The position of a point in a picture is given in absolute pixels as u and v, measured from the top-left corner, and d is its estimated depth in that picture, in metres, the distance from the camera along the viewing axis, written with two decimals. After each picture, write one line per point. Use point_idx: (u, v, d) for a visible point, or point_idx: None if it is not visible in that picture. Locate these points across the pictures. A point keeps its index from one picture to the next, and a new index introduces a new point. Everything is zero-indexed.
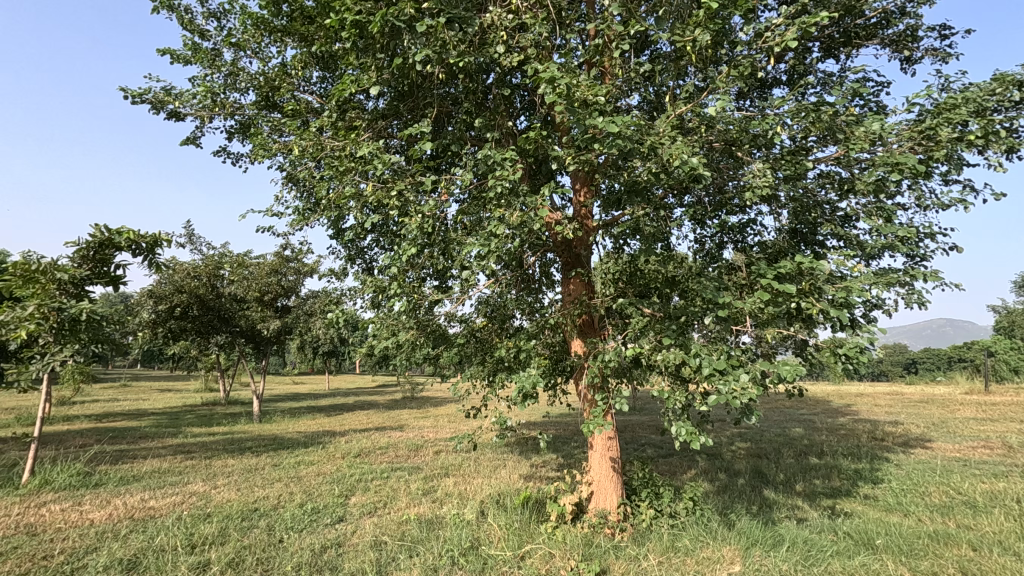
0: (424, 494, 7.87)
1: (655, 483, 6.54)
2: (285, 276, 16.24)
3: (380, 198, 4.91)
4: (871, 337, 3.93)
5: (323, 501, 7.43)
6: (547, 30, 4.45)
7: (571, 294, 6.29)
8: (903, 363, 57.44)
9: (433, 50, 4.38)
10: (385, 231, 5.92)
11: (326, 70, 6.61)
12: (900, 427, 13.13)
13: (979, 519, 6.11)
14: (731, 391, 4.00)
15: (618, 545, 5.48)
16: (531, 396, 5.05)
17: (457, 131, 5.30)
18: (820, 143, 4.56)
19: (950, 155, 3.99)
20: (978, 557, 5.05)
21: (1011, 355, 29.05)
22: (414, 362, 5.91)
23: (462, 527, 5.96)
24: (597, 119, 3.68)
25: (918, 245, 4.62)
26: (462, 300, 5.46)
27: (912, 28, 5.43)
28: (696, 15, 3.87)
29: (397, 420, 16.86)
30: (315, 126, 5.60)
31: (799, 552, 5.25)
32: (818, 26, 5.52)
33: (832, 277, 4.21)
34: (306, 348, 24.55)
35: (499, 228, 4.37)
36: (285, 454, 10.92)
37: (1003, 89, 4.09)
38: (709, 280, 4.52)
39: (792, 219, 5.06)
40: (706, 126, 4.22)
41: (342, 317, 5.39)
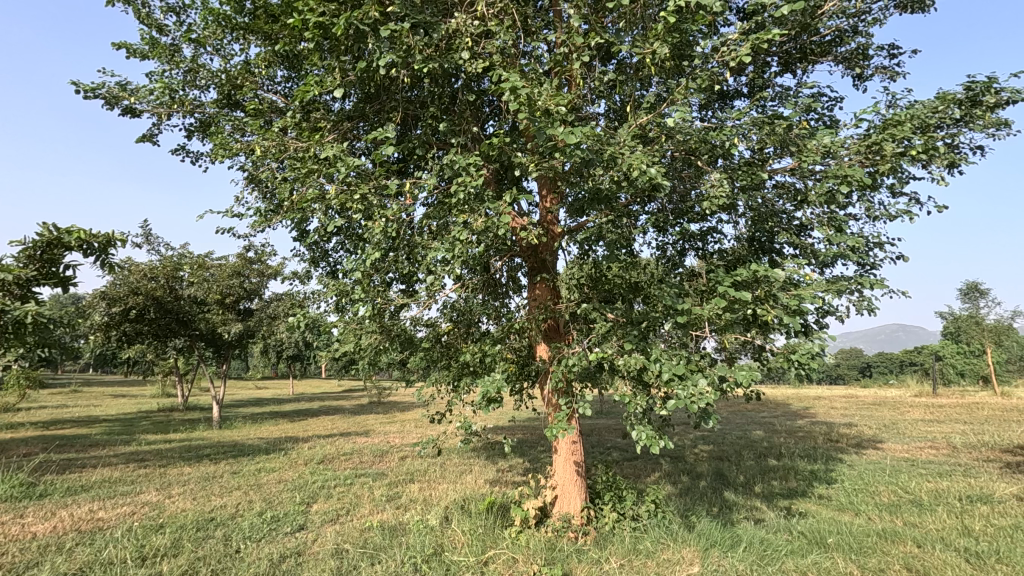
0: (388, 500, 7.77)
1: (618, 486, 6.62)
2: (248, 279, 15.86)
3: (344, 201, 4.86)
4: (822, 342, 4.10)
5: (283, 509, 7.26)
6: (512, 38, 4.49)
7: (537, 298, 6.31)
8: (859, 367, 59.75)
9: (397, 55, 4.37)
10: (349, 233, 5.84)
11: (291, 70, 6.50)
12: (854, 428, 13.67)
13: (924, 516, 6.40)
14: (690, 395, 4.09)
15: (580, 549, 5.52)
16: (495, 400, 5.06)
17: (423, 135, 5.29)
18: (776, 154, 4.71)
19: (896, 168, 4.19)
20: (922, 553, 5.27)
21: (958, 359, 30.49)
22: (377, 367, 5.84)
23: (426, 533, 5.92)
24: (558, 129, 3.74)
25: (868, 254, 4.83)
26: (427, 303, 5.44)
27: (863, 46, 5.70)
28: (657, 28, 3.97)
29: (363, 425, 16.64)
30: (279, 127, 5.51)
31: (755, 552, 5.39)
32: (776, 42, 5.73)
33: (786, 284, 4.36)
34: (270, 352, 24.05)
35: (463, 234, 4.38)
36: (245, 461, 10.62)
37: (943, 108, 4.32)
38: (670, 286, 4.62)
39: (751, 227, 5.21)
40: (666, 136, 4.33)
41: (303, 321, 5.30)
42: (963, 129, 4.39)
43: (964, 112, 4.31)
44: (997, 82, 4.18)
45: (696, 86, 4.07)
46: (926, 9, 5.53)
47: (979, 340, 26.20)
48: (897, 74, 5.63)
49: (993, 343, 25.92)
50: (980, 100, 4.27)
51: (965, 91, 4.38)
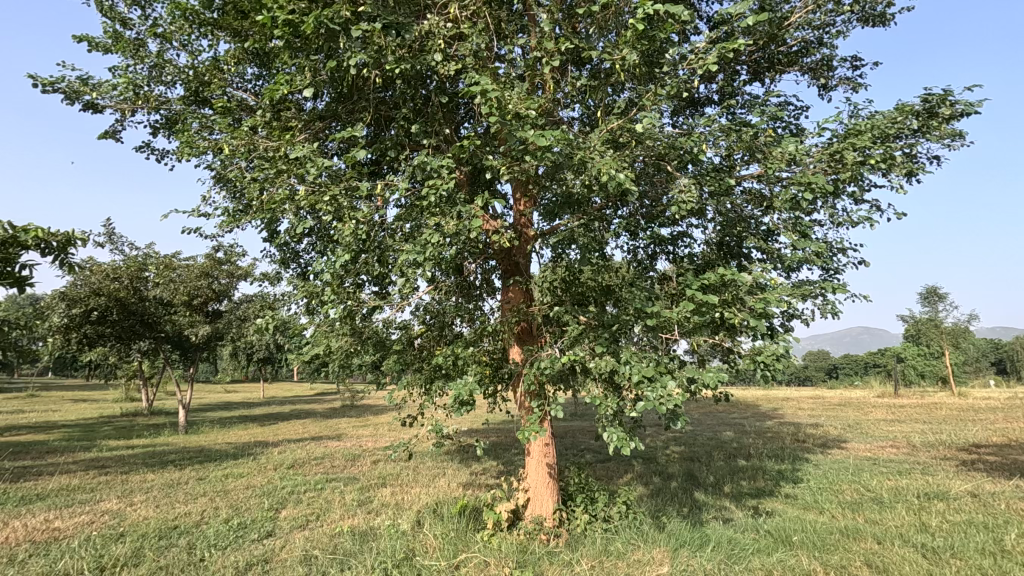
0: (359, 505, 7.67)
1: (590, 488, 6.67)
2: (217, 280, 15.48)
3: (313, 202, 4.78)
4: (787, 345, 4.20)
5: (250, 515, 7.10)
6: (484, 41, 4.49)
7: (510, 301, 6.30)
8: (826, 368, 61.38)
9: (369, 55, 4.33)
10: (320, 235, 5.75)
11: (261, 68, 6.38)
12: (820, 428, 14.03)
13: (885, 514, 6.60)
14: (658, 397, 4.15)
15: (552, 551, 5.54)
16: (468, 404, 5.04)
17: (396, 136, 5.25)
18: (743, 161, 4.82)
19: (857, 176, 4.32)
20: (882, 549, 5.43)
21: (918, 361, 31.58)
22: (348, 370, 5.76)
23: (397, 538, 5.86)
24: (529, 132, 3.75)
25: (832, 259, 4.98)
26: (399, 306, 5.39)
27: (828, 58, 5.88)
28: (626, 35, 4.02)
29: (336, 429, 16.40)
30: (247, 125, 5.41)
31: (723, 551, 5.49)
32: (745, 51, 5.88)
33: (753, 288, 4.45)
34: (240, 355, 23.54)
35: (435, 236, 4.37)
36: (212, 467, 10.35)
37: (902, 118, 4.49)
38: (640, 290, 4.67)
39: (720, 232, 5.30)
40: (636, 142, 4.39)
41: (272, 324, 5.20)
42: (920, 139, 4.57)
43: (921, 123, 4.48)
44: (952, 94, 4.36)
45: (666, 93, 4.14)
46: (886, 23, 5.73)
47: (938, 343, 27.16)
48: (859, 85, 5.82)
49: (951, 345, 26.91)
50: (936, 112, 4.45)
51: (922, 103, 4.55)
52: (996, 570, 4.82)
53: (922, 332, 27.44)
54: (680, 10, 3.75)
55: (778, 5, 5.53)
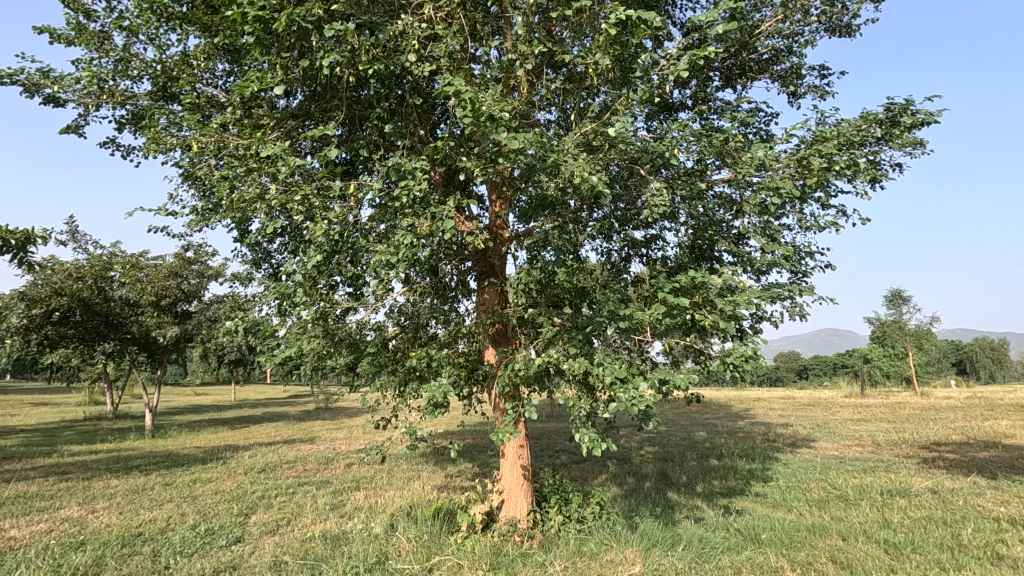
0: (332, 509, 7.56)
1: (564, 489, 6.69)
2: (186, 280, 15.11)
3: (284, 202, 4.71)
4: (755, 347, 4.28)
5: (218, 521, 6.93)
6: (459, 42, 4.49)
7: (485, 302, 6.27)
8: (796, 369, 62.79)
9: (341, 54, 4.29)
10: (292, 235, 5.67)
11: (232, 64, 6.26)
12: (789, 428, 14.34)
13: (850, 511, 6.77)
14: (630, 398, 4.19)
15: (525, 553, 5.54)
16: (441, 406, 5.02)
17: (370, 136, 5.20)
18: (715, 166, 4.89)
19: (823, 182, 4.43)
20: (846, 546, 5.58)
21: (884, 362, 32.53)
22: (320, 372, 5.69)
23: (370, 542, 5.79)
24: (502, 134, 3.76)
25: (800, 262, 5.10)
26: (374, 307, 5.35)
27: (797, 66, 6.03)
28: (599, 40, 4.05)
29: (309, 432, 16.14)
30: (217, 122, 5.30)
31: (694, 550, 5.57)
32: (717, 58, 5.99)
33: (723, 291, 4.53)
34: (210, 356, 23.00)
35: (408, 237, 4.34)
36: (179, 472, 10.09)
37: (866, 126, 4.63)
38: (614, 291, 4.71)
39: (692, 236, 5.38)
40: (609, 145, 4.43)
41: (242, 325, 5.10)
42: (884, 147, 4.72)
43: (884, 131, 4.63)
44: (913, 104, 4.51)
45: (638, 98, 4.19)
46: (852, 34, 5.90)
47: (902, 344, 28.02)
48: (827, 93, 6.00)
49: (914, 346, 27.78)
50: (899, 121, 4.60)
51: (886, 112, 4.69)
52: (953, 564, 4.99)
53: (887, 334, 28.28)
54: (651, 16, 3.80)
55: (749, 13, 5.66)
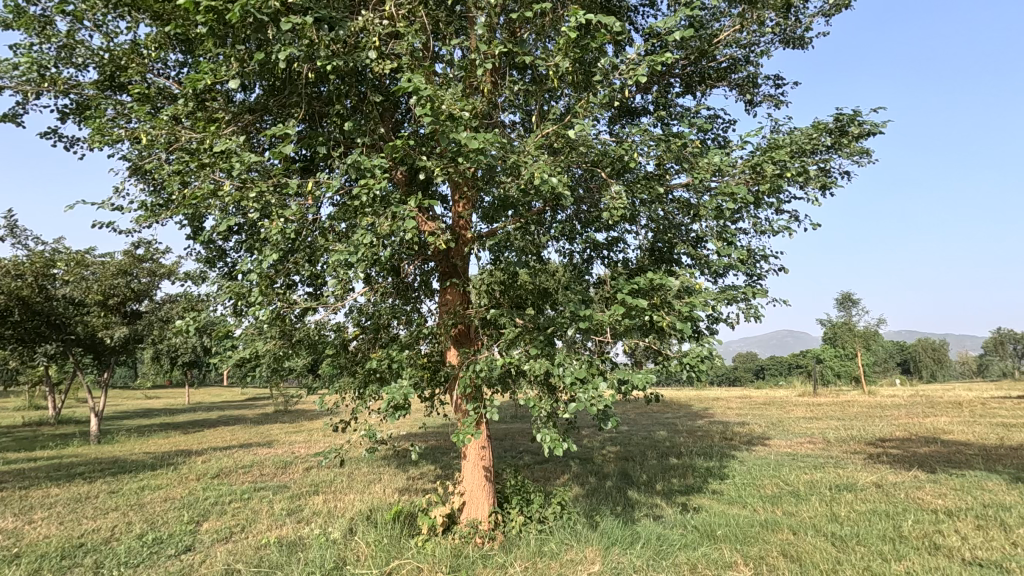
0: (288, 514, 7.37)
1: (526, 490, 6.70)
2: (136, 279, 14.48)
3: (238, 199, 4.56)
4: (711, 347, 4.39)
5: (167, 529, 6.66)
6: (420, 40, 4.44)
7: (448, 303, 6.22)
8: (754, 369, 64.72)
9: (299, 48, 4.19)
10: (248, 233, 5.49)
11: (185, 55, 6.03)
12: (746, 426, 14.76)
13: (800, 506, 7.01)
14: (590, 398, 4.22)
15: (486, 554, 5.51)
16: (401, 407, 4.95)
17: (329, 133, 5.09)
18: (674, 170, 4.99)
19: (776, 188, 4.58)
20: (796, 540, 5.77)
21: (835, 362, 33.87)
22: (277, 374, 5.53)
23: (328, 547, 5.66)
24: (462, 134, 3.74)
25: (754, 265, 5.27)
26: (334, 308, 5.24)
27: (753, 75, 6.22)
28: (560, 43, 4.08)
29: (266, 436, 15.71)
30: (168, 115, 5.09)
31: (652, 547, 5.66)
32: (678, 64, 6.13)
33: (681, 292, 4.62)
34: (162, 358, 22.09)
35: (367, 236, 4.26)
36: (126, 479, 9.65)
37: (817, 135, 4.81)
38: (575, 293, 4.75)
39: (652, 238, 5.47)
40: (570, 148, 4.46)
41: (194, 326, 4.92)
42: (833, 155, 4.92)
43: (833, 140, 4.83)
44: (860, 115, 4.73)
45: (599, 101, 4.24)
46: (805, 46, 6.12)
47: (852, 345, 29.21)
48: (781, 102, 6.22)
49: (863, 347, 29.01)
50: (847, 130, 4.81)
51: (835, 122, 4.89)
52: (894, 555, 5.22)
53: (838, 335, 29.46)
54: (612, 21, 3.84)
55: (707, 22, 5.81)
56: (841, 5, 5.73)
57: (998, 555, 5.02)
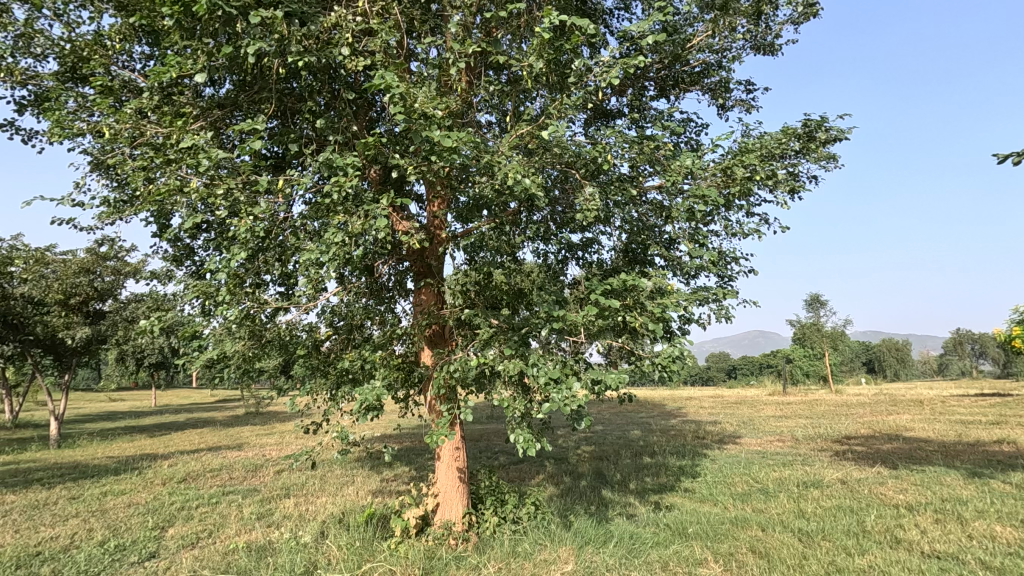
0: (258, 518, 7.21)
1: (500, 490, 6.70)
2: (99, 277, 14.02)
3: (205, 195, 4.45)
4: (683, 347, 4.45)
5: (130, 536, 6.46)
6: (394, 38, 4.40)
7: (422, 303, 6.16)
8: (727, 369, 65.90)
9: (269, 42, 4.11)
10: (217, 231, 5.37)
11: (152, 47, 5.86)
12: (718, 425, 15.02)
13: (769, 503, 7.16)
14: (563, 399, 4.24)
15: (460, 556, 5.48)
16: (374, 408, 4.89)
17: (301, 130, 5.00)
18: (647, 172, 5.04)
19: (746, 191, 4.65)
20: (764, 536, 5.89)
21: (804, 361, 34.70)
22: (247, 376, 5.42)
23: (298, 551, 5.57)
24: (434, 133, 3.71)
25: (725, 267, 5.36)
26: (306, 308, 5.15)
27: (726, 80, 6.33)
28: (534, 43, 4.09)
29: (236, 438, 15.37)
30: (132, 108, 4.94)
31: (624, 546, 5.71)
32: (652, 68, 6.20)
33: (653, 293, 4.66)
34: (127, 359, 21.43)
35: (338, 235, 4.20)
36: (87, 484, 9.33)
37: (786, 140, 4.93)
38: (549, 293, 4.75)
39: (626, 239, 5.51)
40: (544, 149, 4.47)
41: (159, 326, 4.79)
42: (801, 160, 5.04)
43: (802, 145, 4.95)
44: (827, 121, 4.86)
45: (573, 103, 4.25)
46: (775, 52, 6.25)
47: (819, 345, 29.96)
48: (753, 107, 6.35)
49: (830, 347, 29.78)
50: (815, 136, 4.94)
51: (803, 127, 5.01)
52: (857, 549, 5.36)
53: (807, 335, 30.21)
54: (586, 24, 3.86)
55: (681, 27, 5.89)
56: (810, 13, 5.87)
57: (954, 548, 5.20)
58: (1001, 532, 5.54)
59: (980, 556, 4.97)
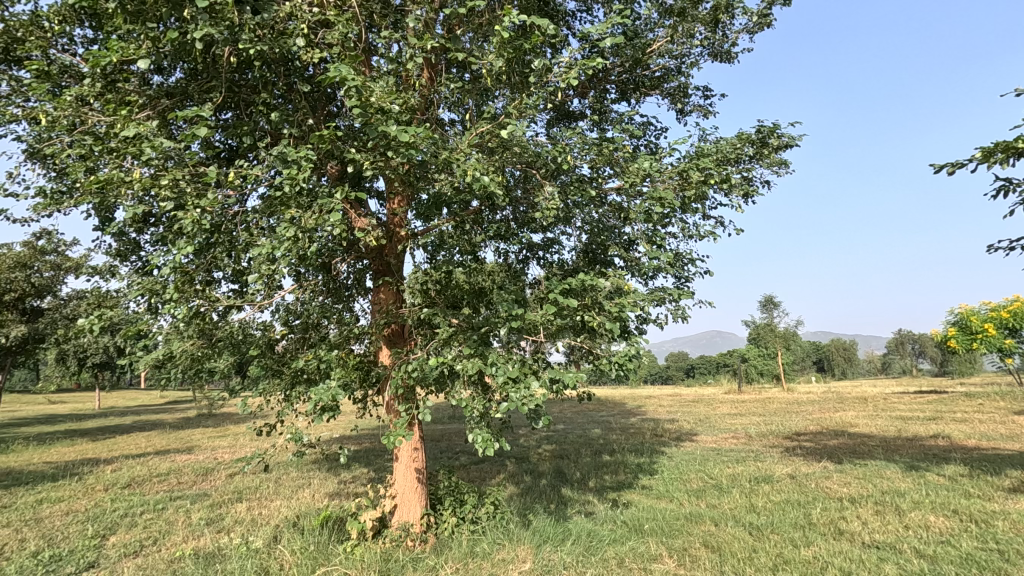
0: (207, 524, 6.95)
1: (459, 490, 6.65)
2: (37, 273, 13.28)
3: (149, 186, 4.24)
4: (639, 346, 4.51)
5: (67, 546, 6.11)
6: (352, 31, 4.31)
7: (381, 302, 6.05)
8: (685, 368, 67.51)
9: (218, 29, 3.95)
10: (165, 226, 5.15)
11: (95, 31, 5.56)
12: (675, 423, 15.37)
13: (722, 498, 7.36)
14: (521, 398, 4.23)
15: (417, 558, 5.40)
16: (330, 409, 4.76)
17: (254, 122, 4.83)
18: (607, 174, 5.09)
19: (702, 194, 4.76)
20: (717, 530, 6.05)
21: (758, 361, 35.85)
22: (196, 376, 5.21)
23: (249, 557, 5.39)
24: (390, 128, 3.64)
25: (682, 268, 5.48)
26: (260, 306, 4.99)
27: (685, 85, 6.48)
28: (493, 42, 4.07)
29: (187, 441, 14.81)
30: (71, 94, 4.67)
31: (582, 543, 5.76)
32: (613, 71, 6.29)
33: (611, 293, 4.71)
34: (65, 359, 20.34)
35: (291, 230, 4.06)
36: (21, 492, 8.78)
37: (740, 145, 5.07)
38: (508, 292, 4.74)
39: (586, 240, 5.56)
40: (504, 147, 4.46)
41: (99, 324, 4.54)
42: (755, 165, 5.21)
43: (755, 150, 5.12)
44: (778, 128, 5.05)
45: (533, 102, 4.25)
46: (732, 60, 6.43)
47: (773, 345, 31.02)
48: (710, 112, 6.52)
49: (783, 347, 30.87)
50: (767, 142, 5.12)
51: (757, 133, 5.18)
52: (804, 541, 5.57)
53: (761, 335, 31.25)
54: (545, 24, 3.86)
55: (642, 31, 5.99)
56: (764, 24, 6.07)
57: (892, 538, 5.46)
58: (935, 521, 5.86)
59: (915, 545, 5.24)
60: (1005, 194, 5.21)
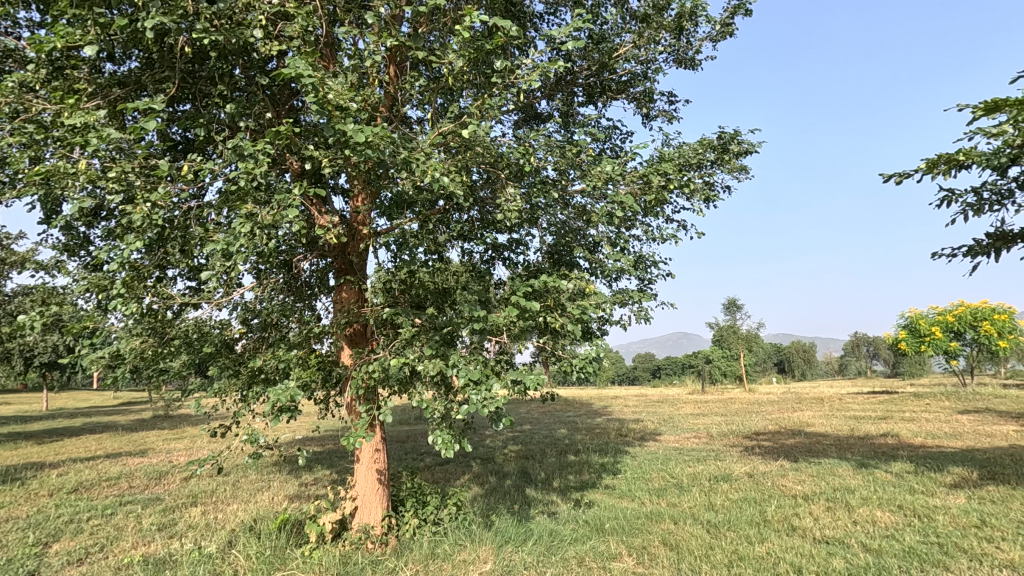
0: (159, 529, 6.72)
1: (422, 492, 6.59)
2: None
3: (96, 178, 4.06)
4: (601, 347, 4.54)
5: (6, 554, 5.81)
6: (312, 25, 4.22)
7: (343, 301, 5.97)
8: (652, 369, 68.70)
9: (171, 18, 3.81)
10: (115, 220, 4.95)
11: (41, 14, 5.28)
12: (640, 423, 15.59)
13: (682, 497, 7.49)
14: (482, 398, 4.20)
15: (377, 560, 5.33)
16: (287, 409, 4.64)
17: (210, 115, 4.69)
18: (572, 176, 5.11)
19: (663, 198, 4.83)
20: (676, 529, 6.15)
21: (722, 361, 36.71)
22: (147, 377, 5.01)
23: (202, 563, 5.22)
24: (348, 125, 3.58)
25: (644, 270, 5.56)
26: (217, 303, 4.85)
27: (650, 91, 6.58)
28: (456, 41, 4.04)
29: (141, 444, 14.29)
30: (12, 79, 4.43)
31: (543, 543, 5.79)
32: (581, 74, 6.32)
33: (573, 294, 4.73)
34: (9, 358, 19.41)
35: (246, 225, 3.94)
36: None
37: (702, 151, 5.17)
38: (471, 292, 4.73)
39: (551, 242, 5.59)
40: (467, 148, 4.43)
41: (42, 322, 4.33)
42: (716, 170, 5.32)
43: (716, 156, 5.23)
44: (739, 135, 5.18)
45: (497, 103, 4.24)
46: (696, 67, 6.57)
47: (735, 346, 31.81)
48: (674, 118, 6.65)
49: (745, 348, 31.72)
50: (728, 148, 5.24)
51: (718, 139, 5.29)
52: (758, 537, 5.71)
53: (724, 337, 32.04)
54: (507, 25, 3.84)
55: (608, 36, 6.07)
56: (727, 33, 6.23)
57: (841, 533, 5.66)
58: (881, 517, 6.09)
59: (862, 539, 5.43)
60: (948, 204, 5.43)
